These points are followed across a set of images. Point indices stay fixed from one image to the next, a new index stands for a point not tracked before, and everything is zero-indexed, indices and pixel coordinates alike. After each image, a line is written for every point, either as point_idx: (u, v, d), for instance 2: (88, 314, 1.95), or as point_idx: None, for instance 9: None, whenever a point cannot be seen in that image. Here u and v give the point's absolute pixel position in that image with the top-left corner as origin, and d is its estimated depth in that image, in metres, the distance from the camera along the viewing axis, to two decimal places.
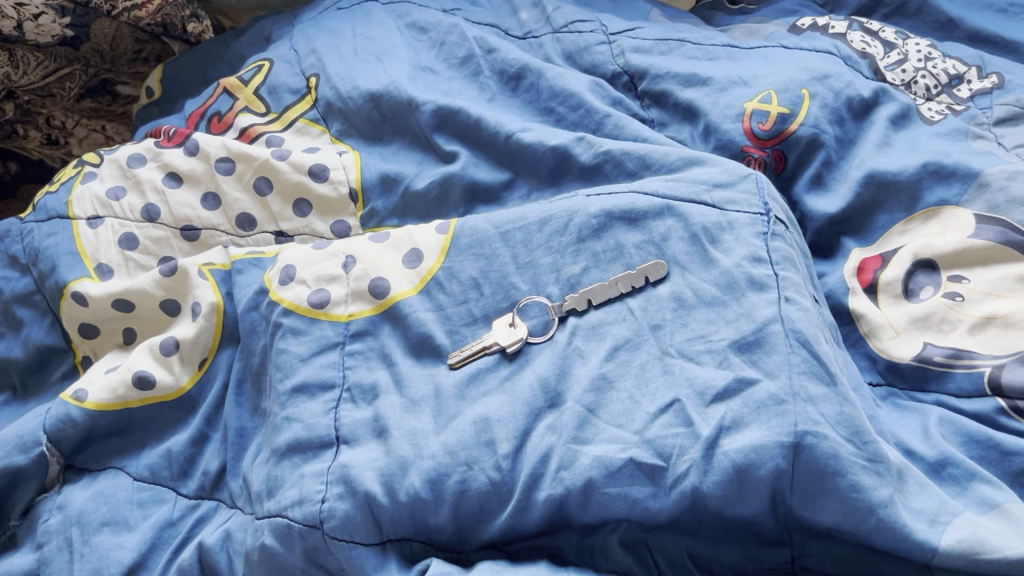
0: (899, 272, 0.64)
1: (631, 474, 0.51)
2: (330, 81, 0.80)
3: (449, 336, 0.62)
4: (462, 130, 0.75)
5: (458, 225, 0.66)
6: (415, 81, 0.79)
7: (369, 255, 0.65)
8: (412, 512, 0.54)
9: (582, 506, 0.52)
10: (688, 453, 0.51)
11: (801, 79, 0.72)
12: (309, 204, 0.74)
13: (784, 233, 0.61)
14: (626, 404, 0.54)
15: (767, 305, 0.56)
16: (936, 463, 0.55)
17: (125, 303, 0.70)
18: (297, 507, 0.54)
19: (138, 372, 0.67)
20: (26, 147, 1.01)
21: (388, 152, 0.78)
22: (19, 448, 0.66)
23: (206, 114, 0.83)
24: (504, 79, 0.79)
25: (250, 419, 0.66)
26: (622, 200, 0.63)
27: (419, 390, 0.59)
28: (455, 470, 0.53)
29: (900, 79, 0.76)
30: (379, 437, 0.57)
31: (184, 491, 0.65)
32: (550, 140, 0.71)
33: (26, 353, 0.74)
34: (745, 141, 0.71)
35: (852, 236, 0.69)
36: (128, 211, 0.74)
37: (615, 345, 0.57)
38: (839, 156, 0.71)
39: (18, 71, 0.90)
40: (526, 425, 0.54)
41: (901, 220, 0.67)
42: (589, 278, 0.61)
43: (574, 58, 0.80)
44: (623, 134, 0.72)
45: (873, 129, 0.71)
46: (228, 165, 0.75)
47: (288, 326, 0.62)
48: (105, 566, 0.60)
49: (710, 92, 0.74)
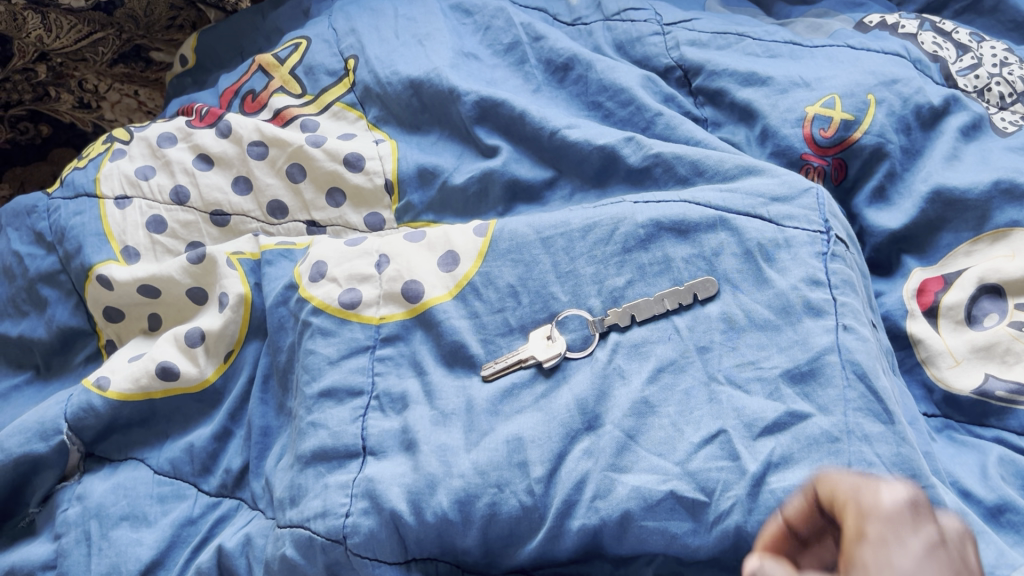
0: (963, 296, 0.60)
1: (671, 508, 0.49)
2: (369, 64, 0.76)
3: (483, 346, 0.59)
4: (504, 123, 0.71)
5: (498, 227, 0.62)
6: (457, 69, 0.75)
7: (405, 255, 0.62)
8: (439, 533, 0.51)
9: (617, 538, 0.50)
10: (733, 489, 0.48)
11: (867, 84, 0.67)
12: (343, 194, 0.72)
13: (845, 253, 0.57)
14: (667, 432, 0.51)
15: (823, 333, 0.53)
16: (994, 507, 0.52)
17: (151, 290, 0.69)
18: (320, 519, 0.53)
19: (162, 363, 0.65)
20: (58, 109, 0.99)
21: (426, 142, 0.75)
22: (39, 435, 0.65)
23: (240, 92, 0.80)
24: (550, 69, 0.76)
25: (275, 418, 0.64)
26: (673, 211, 0.59)
27: (450, 402, 0.56)
28: (485, 492, 0.51)
29: (972, 86, 0.71)
30: (406, 451, 0.54)
31: (205, 488, 0.64)
32: (596, 139, 0.67)
33: (49, 334, 0.72)
34: (804, 149, 0.67)
35: (913, 255, 0.65)
36: (156, 192, 0.72)
37: (659, 367, 0.54)
38: (903, 168, 0.66)
39: (51, 35, 0.89)
40: (561, 448, 0.52)
41: (967, 240, 0.63)
42: (633, 292, 0.58)
43: (625, 50, 0.76)
44: (674, 135, 0.68)
45: (941, 141, 0.67)
46: (260, 150, 0.72)
47: (317, 326, 0.60)
48: (123, 562, 0.59)
49: (770, 93, 0.69)
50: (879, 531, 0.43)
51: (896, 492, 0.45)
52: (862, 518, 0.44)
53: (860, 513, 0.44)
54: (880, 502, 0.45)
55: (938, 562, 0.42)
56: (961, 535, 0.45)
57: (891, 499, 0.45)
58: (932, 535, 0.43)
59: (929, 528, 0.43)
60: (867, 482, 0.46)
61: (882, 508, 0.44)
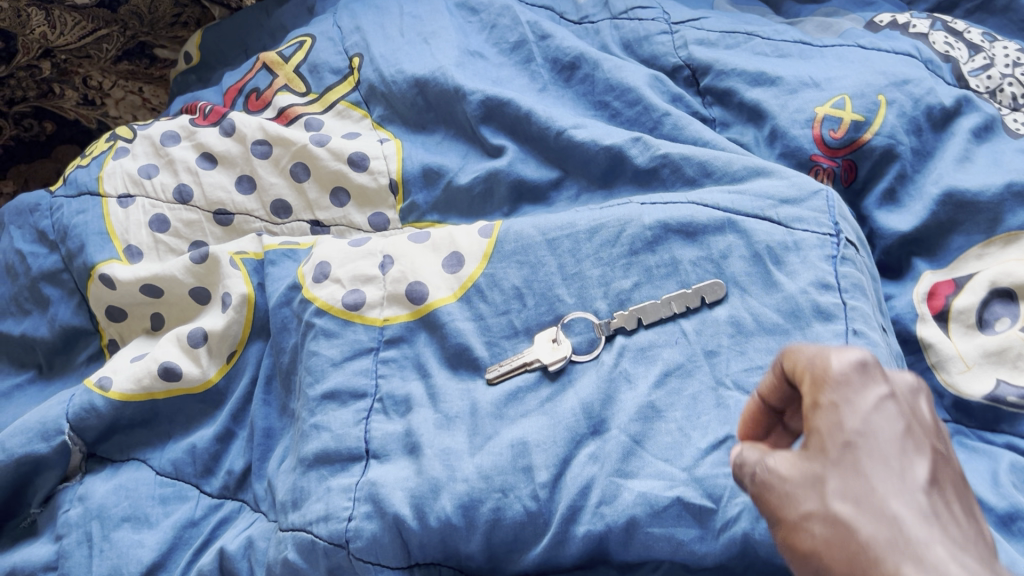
0: (973, 300, 0.59)
1: (677, 515, 0.48)
2: (374, 63, 0.76)
3: (488, 348, 0.58)
4: (510, 123, 0.71)
5: (503, 228, 0.62)
6: (463, 68, 0.74)
7: (409, 256, 0.61)
8: (443, 538, 0.51)
9: (622, 544, 0.49)
10: (741, 496, 0.48)
11: (878, 84, 0.67)
12: (347, 194, 0.71)
13: (855, 257, 0.56)
14: (674, 437, 0.51)
15: (832, 338, 0.52)
16: (1006, 515, 0.51)
17: (154, 289, 0.68)
18: (322, 523, 0.52)
19: (164, 363, 0.64)
20: (62, 106, 0.98)
21: (432, 142, 0.74)
22: (40, 435, 0.64)
23: (244, 90, 0.79)
24: (556, 68, 0.75)
25: (278, 419, 0.64)
26: (681, 212, 0.59)
27: (454, 405, 0.56)
28: (489, 497, 0.50)
29: (985, 87, 0.70)
30: (410, 454, 0.54)
31: (207, 490, 0.63)
32: (603, 139, 0.66)
33: (52, 333, 0.72)
34: (814, 150, 0.66)
35: (923, 258, 0.64)
36: (159, 191, 0.71)
37: (665, 371, 0.54)
38: (914, 170, 0.66)
39: (55, 31, 0.88)
40: (566, 453, 0.51)
41: (979, 243, 0.62)
42: (640, 295, 0.57)
43: (632, 49, 0.76)
44: (682, 135, 0.67)
45: (953, 143, 0.66)
46: (264, 149, 0.72)
47: (320, 328, 0.59)
48: (124, 564, 0.59)
49: (779, 93, 0.69)
50: (829, 398, 0.34)
51: (845, 356, 0.34)
52: (820, 385, 0.34)
53: (814, 383, 0.35)
54: (834, 368, 0.34)
55: (888, 417, 0.33)
56: (915, 389, 0.35)
57: (839, 363, 0.34)
58: (886, 386, 0.34)
59: (884, 380, 0.34)
60: (825, 349, 0.35)
61: (831, 370, 0.34)
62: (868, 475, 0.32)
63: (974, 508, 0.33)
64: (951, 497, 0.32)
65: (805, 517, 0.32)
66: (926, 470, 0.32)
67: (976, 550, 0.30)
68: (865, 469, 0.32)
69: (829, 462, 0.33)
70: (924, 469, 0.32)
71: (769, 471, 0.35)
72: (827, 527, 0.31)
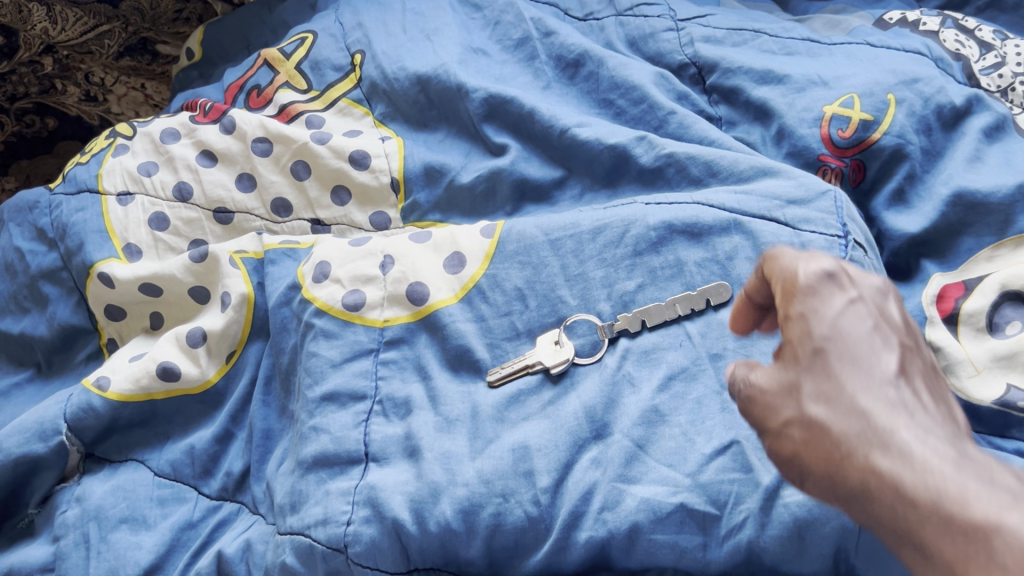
0: (984, 304, 0.57)
1: (681, 521, 0.47)
2: (376, 60, 0.75)
3: (489, 350, 0.57)
4: (513, 122, 0.70)
5: (505, 228, 0.61)
6: (466, 65, 0.73)
7: (410, 256, 0.60)
8: (443, 542, 0.50)
9: (625, 551, 0.48)
10: (745, 502, 0.47)
11: (887, 83, 0.66)
12: (348, 192, 0.70)
13: (863, 259, 0.55)
14: (678, 442, 0.50)
15: None
16: None
17: (153, 288, 0.67)
18: (321, 527, 0.51)
19: (163, 363, 0.64)
20: (65, 102, 0.97)
21: (433, 140, 0.73)
22: (38, 436, 0.64)
23: (245, 86, 0.79)
24: (560, 65, 0.74)
25: (277, 421, 0.63)
26: (686, 213, 0.58)
27: (455, 408, 0.55)
28: (490, 502, 0.49)
29: (996, 85, 0.69)
30: (409, 458, 0.53)
31: (205, 491, 0.63)
32: (607, 138, 0.65)
33: (50, 332, 0.71)
34: (822, 150, 0.65)
35: (932, 260, 0.63)
36: (159, 189, 0.71)
37: (669, 374, 0.53)
38: (924, 170, 0.65)
39: (57, 27, 0.88)
40: (568, 458, 0.50)
41: (989, 245, 0.60)
42: (643, 297, 0.56)
43: (637, 46, 0.75)
44: (687, 134, 0.66)
45: (963, 142, 0.65)
46: (264, 146, 0.71)
47: (320, 328, 0.59)
48: (122, 566, 0.58)
49: (786, 92, 0.68)
50: (800, 308, 0.37)
51: (813, 266, 0.38)
52: (793, 299, 0.37)
53: (787, 297, 0.38)
54: (805, 275, 0.38)
55: (855, 318, 0.36)
56: (882, 292, 0.38)
57: (807, 272, 0.38)
58: (851, 292, 0.37)
59: (850, 286, 0.37)
60: (798, 258, 0.39)
61: (800, 284, 0.37)
62: (839, 374, 0.34)
63: (939, 396, 0.36)
64: (918, 385, 0.35)
65: (786, 424, 0.35)
66: (894, 361, 0.35)
67: (941, 430, 0.33)
68: (835, 370, 0.35)
69: (803, 368, 0.35)
70: (892, 359, 0.35)
71: (752, 385, 0.37)
72: (805, 429, 0.34)
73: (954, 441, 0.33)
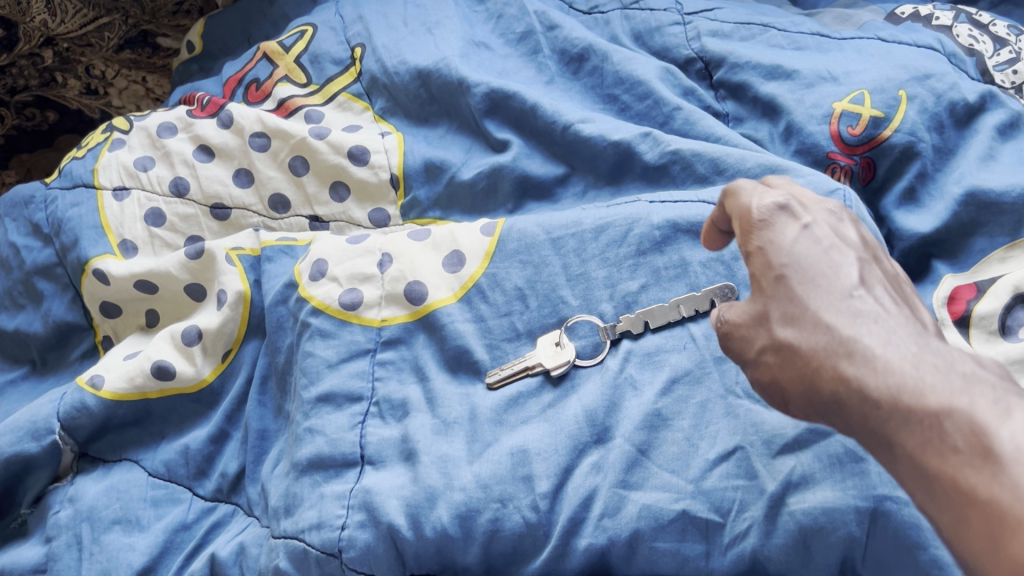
0: (996, 306, 0.56)
1: (682, 529, 0.46)
2: (376, 53, 0.73)
3: (489, 351, 0.56)
4: (516, 117, 0.68)
5: (506, 226, 0.59)
6: (467, 59, 0.72)
7: (408, 254, 0.59)
8: (439, 548, 0.49)
9: (626, 558, 0.47)
10: (750, 510, 0.45)
11: (899, 79, 0.64)
12: (347, 188, 0.69)
13: None
14: (681, 447, 0.49)
15: None
16: None
17: (148, 285, 0.66)
18: (315, 531, 0.50)
19: (157, 362, 0.63)
20: (65, 95, 0.95)
21: (434, 136, 0.72)
22: (30, 435, 0.63)
23: (244, 80, 0.77)
24: (564, 60, 0.73)
25: (272, 421, 0.62)
26: (691, 212, 0.56)
27: (452, 410, 0.54)
28: (487, 507, 0.48)
29: (1010, 82, 0.67)
30: (406, 461, 0.52)
31: (200, 492, 0.62)
32: (611, 134, 0.64)
33: (45, 328, 0.70)
34: (831, 147, 0.63)
35: (944, 261, 0.61)
36: (154, 184, 0.70)
37: (673, 377, 0.51)
38: (936, 168, 0.63)
39: (56, 20, 0.87)
40: (567, 462, 0.49)
41: (1002, 245, 0.59)
42: (647, 298, 0.55)
43: (643, 40, 0.73)
44: (693, 130, 0.65)
45: (976, 140, 0.63)
46: (262, 141, 0.70)
47: (316, 328, 0.57)
48: (114, 568, 0.57)
49: (795, 88, 0.66)
50: (758, 241, 0.38)
51: (764, 198, 0.38)
52: (749, 235, 0.38)
53: (745, 233, 0.39)
54: (760, 208, 0.38)
55: (812, 241, 0.37)
56: (838, 215, 0.39)
57: (759, 205, 0.38)
58: (807, 218, 0.38)
59: (803, 212, 0.38)
60: (752, 191, 0.39)
61: (754, 217, 0.38)
62: (802, 296, 0.35)
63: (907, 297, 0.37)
64: (885, 292, 0.36)
65: (761, 351, 0.37)
66: (853, 274, 0.36)
67: (903, 329, 0.34)
68: (798, 293, 0.36)
69: (769, 297, 0.37)
70: (851, 271, 0.36)
71: (728, 322, 0.39)
72: (777, 354, 0.36)
73: (915, 338, 0.34)
